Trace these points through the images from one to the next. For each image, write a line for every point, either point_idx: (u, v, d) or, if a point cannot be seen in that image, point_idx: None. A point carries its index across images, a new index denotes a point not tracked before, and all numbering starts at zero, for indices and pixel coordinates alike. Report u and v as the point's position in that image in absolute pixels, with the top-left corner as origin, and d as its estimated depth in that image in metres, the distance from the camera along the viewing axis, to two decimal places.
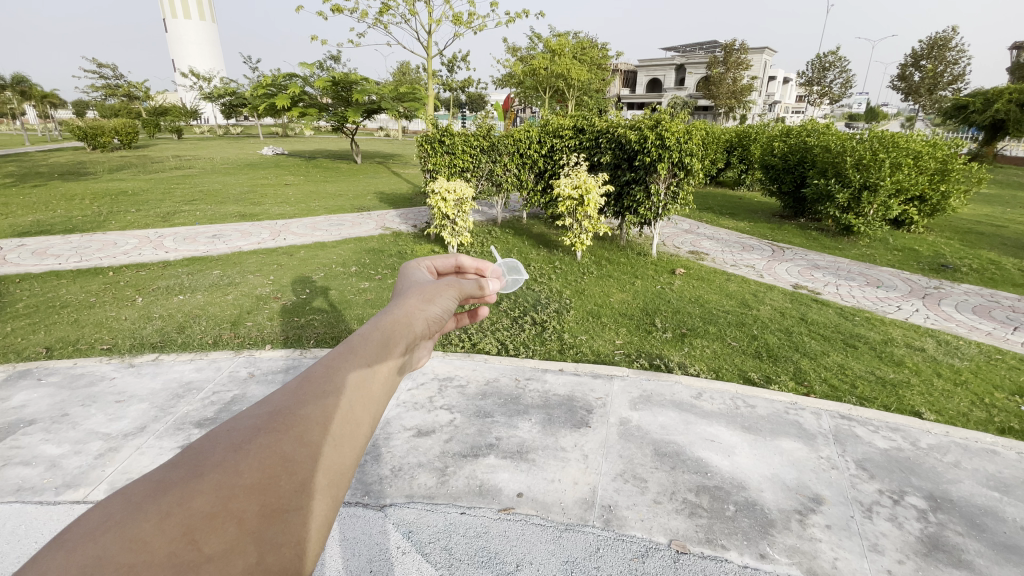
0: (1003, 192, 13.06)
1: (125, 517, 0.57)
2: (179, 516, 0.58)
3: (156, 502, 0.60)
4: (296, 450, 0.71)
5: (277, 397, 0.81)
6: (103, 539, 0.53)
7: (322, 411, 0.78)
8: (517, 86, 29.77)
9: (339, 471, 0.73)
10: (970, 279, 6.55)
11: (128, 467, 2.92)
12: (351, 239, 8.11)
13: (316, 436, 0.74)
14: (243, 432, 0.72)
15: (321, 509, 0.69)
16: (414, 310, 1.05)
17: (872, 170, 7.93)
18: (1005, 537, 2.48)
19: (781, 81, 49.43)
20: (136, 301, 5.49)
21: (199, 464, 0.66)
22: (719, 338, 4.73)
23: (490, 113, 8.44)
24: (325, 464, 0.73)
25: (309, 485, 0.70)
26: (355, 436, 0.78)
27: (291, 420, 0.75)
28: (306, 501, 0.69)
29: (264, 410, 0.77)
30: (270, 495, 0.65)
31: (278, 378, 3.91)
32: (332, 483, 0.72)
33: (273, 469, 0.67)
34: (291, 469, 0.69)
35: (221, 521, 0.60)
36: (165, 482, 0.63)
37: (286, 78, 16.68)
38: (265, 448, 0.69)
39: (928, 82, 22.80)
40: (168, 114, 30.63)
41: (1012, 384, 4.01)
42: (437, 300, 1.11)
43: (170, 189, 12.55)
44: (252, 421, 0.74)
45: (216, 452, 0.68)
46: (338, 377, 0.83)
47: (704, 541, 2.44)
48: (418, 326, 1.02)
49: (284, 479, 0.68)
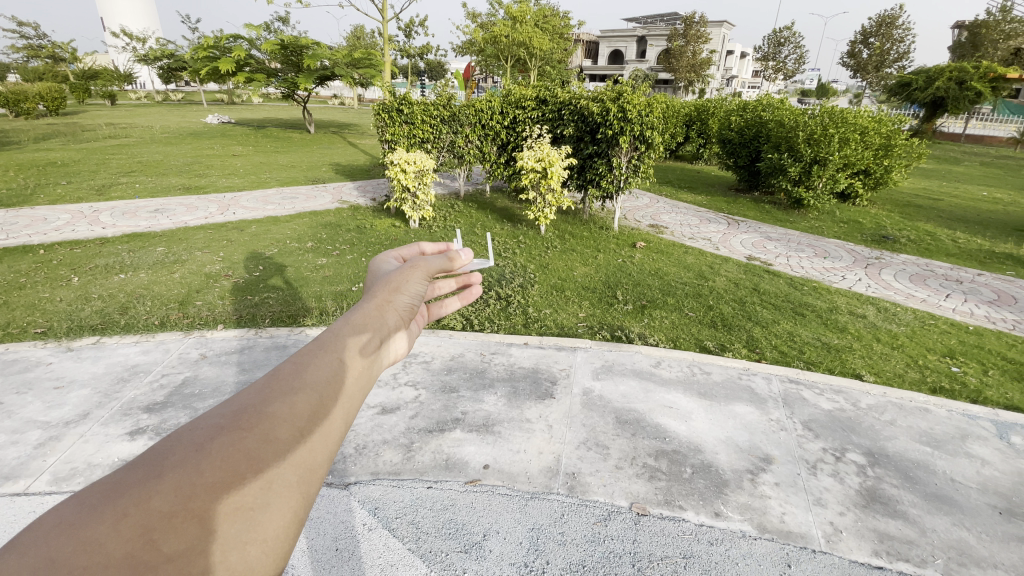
0: (940, 166, 13.82)
1: (83, 519, 0.57)
2: (136, 517, 0.58)
3: (112, 502, 0.59)
4: (259, 447, 0.69)
5: (245, 393, 0.79)
6: (60, 540, 0.54)
7: (289, 409, 0.76)
8: (477, 54, 28.91)
9: (310, 467, 0.72)
10: (908, 249, 6.96)
11: (71, 456, 2.76)
12: (306, 213, 7.79)
13: (283, 432, 0.73)
14: (205, 431, 0.71)
15: (288, 505, 0.68)
16: (385, 302, 1.01)
17: (823, 145, 8.23)
18: (935, 488, 2.70)
19: (739, 55, 49.85)
20: (71, 281, 5.11)
21: (159, 464, 0.65)
22: (677, 308, 4.86)
23: (451, 83, 8.16)
24: (295, 461, 0.71)
25: (276, 481, 0.69)
26: (327, 435, 0.76)
27: (255, 418, 0.73)
28: (272, 498, 0.67)
29: (230, 407, 0.76)
30: (233, 493, 0.64)
31: (233, 358, 3.76)
32: (304, 479, 0.71)
33: (234, 470, 0.66)
34: (253, 467, 0.68)
35: (180, 520, 0.59)
36: (122, 481, 0.62)
37: (229, 40, 15.53)
38: (225, 448, 0.68)
39: (876, 59, 23.56)
40: (99, 77, 27.99)
41: (942, 346, 4.33)
42: (410, 285, 1.07)
43: (105, 159, 11.65)
44: (216, 420, 0.73)
45: (176, 451, 0.67)
46: (304, 375, 0.83)
47: (663, 502, 2.55)
48: (391, 317, 1.00)
49: (247, 478, 0.67)
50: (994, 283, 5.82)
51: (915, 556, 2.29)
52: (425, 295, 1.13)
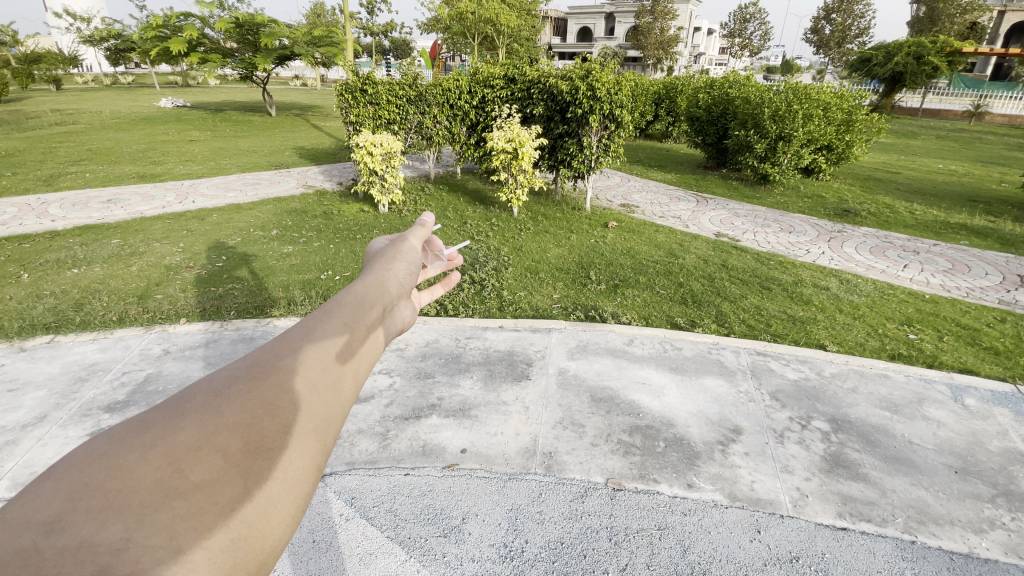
0: (899, 141, 14.25)
1: (109, 450, 0.58)
2: (162, 448, 0.58)
3: (138, 437, 0.60)
4: (276, 395, 0.68)
5: (257, 353, 0.78)
6: (87, 466, 0.55)
7: (301, 361, 0.75)
8: (443, 31, 28.14)
9: (327, 417, 0.71)
10: (868, 222, 7.19)
11: (30, 461, 2.63)
12: (270, 200, 7.52)
13: (298, 382, 0.72)
14: (221, 381, 0.70)
15: (306, 451, 0.66)
16: (385, 272, 1.02)
17: (787, 121, 8.38)
18: (895, 450, 2.83)
19: (706, 32, 49.93)
20: (21, 277, 4.84)
21: (180, 406, 0.65)
22: (649, 287, 4.92)
23: (416, 61, 7.94)
24: (311, 410, 0.70)
25: (294, 426, 0.67)
26: (340, 390, 0.75)
27: (270, 370, 0.73)
28: (291, 441, 0.65)
29: (243, 363, 0.75)
30: (255, 433, 0.63)
31: (198, 353, 3.63)
32: (320, 428, 0.69)
33: (255, 413, 0.65)
34: (272, 413, 0.67)
35: (205, 453, 0.59)
36: (145, 422, 0.62)
37: (180, 19, 14.71)
38: (243, 395, 0.67)
39: (838, 36, 23.98)
40: (41, 60, 26.11)
41: (900, 315, 4.51)
42: (403, 259, 1.10)
43: (50, 147, 10.99)
44: (231, 373, 0.72)
45: (195, 398, 0.66)
46: (316, 331, 0.81)
47: (638, 477, 2.60)
48: (392, 286, 1.00)
49: (267, 421, 0.66)
50: (948, 253, 6.07)
51: (877, 516, 2.40)
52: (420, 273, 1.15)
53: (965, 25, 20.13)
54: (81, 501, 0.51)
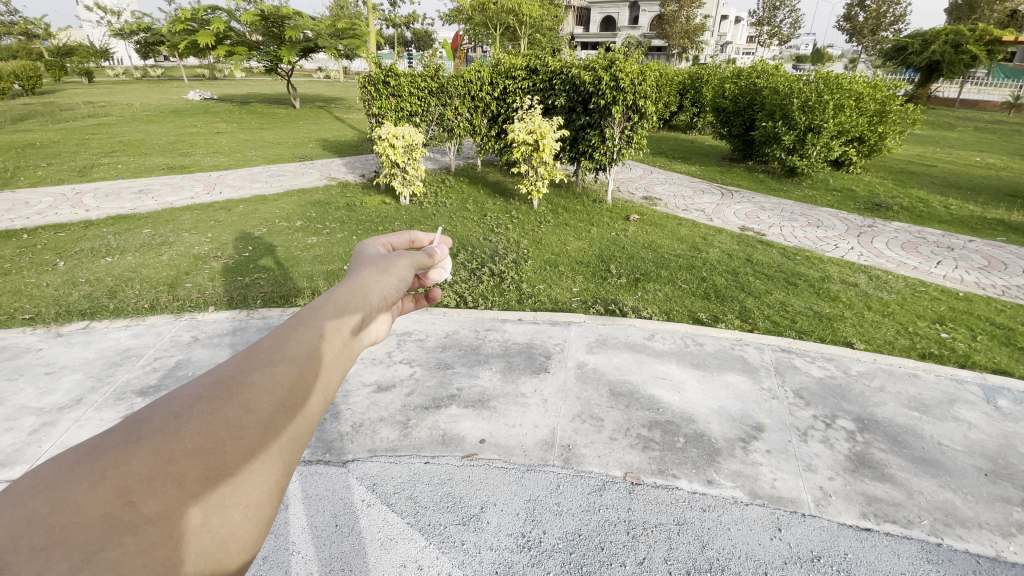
0: (936, 133, 13.72)
1: (56, 480, 0.56)
2: (114, 479, 0.58)
3: (88, 465, 0.59)
4: (239, 416, 0.69)
5: (224, 366, 0.79)
6: (32, 500, 0.53)
7: (269, 379, 0.76)
8: (465, 22, 28.04)
9: (290, 438, 0.72)
10: (901, 217, 6.96)
11: (67, 442, 2.75)
12: (294, 191, 7.65)
13: (264, 402, 0.73)
14: (184, 400, 0.70)
15: (269, 474, 0.69)
16: (371, 282, 1.04)
17: (817, 112, 8.11)
18: (923, 452, 2.76)
19: (733, 20, 48.57)
20: (57, 265, 5.02)
21: (136, 429, 0.65)
22: (671, 281, 4.86)
23: (438, 52, 7.90)
24: (274, 432, 0.71)
25: (256, 449, 0.69)
26: (307, 411, 0.76)
27: (235, 388, 0.73)
28: (253, 464, 0.68)
29: (209, 377, 0.75)
30: (215, 458, 0.65)
31: (225, 340, 3.73)
32: (284, 449, 0.72)
33: (216, 436, 0.66)
34: (235, 434, 0.68)
35: (160, 484, 0.59)
36: (96, 448, 0.61)
37: (208, 11, 14.98)
38: (206, 415, 0.68)
39: (872, 23, 23.11)
40: (77, 54, 26.87)
41: (932, 313, 4.38)
42: (393, 269, 1.11)
43: (85, 139, 11.32)
44: (194, 389, 0.73)
45: (153, 420, 0.66)
46: (286, 347, 0.82)
47: (656, 472, 2.59)
48: (374, 297, 1.01)
49: (229, 444, 0.67)
50: (984, 249, 5.85)
51: (902, 517, 2.35)
52: (409, 282, 1.16)
53: (1007, 14, 19.27)
54: (22, 539, 0.49)
